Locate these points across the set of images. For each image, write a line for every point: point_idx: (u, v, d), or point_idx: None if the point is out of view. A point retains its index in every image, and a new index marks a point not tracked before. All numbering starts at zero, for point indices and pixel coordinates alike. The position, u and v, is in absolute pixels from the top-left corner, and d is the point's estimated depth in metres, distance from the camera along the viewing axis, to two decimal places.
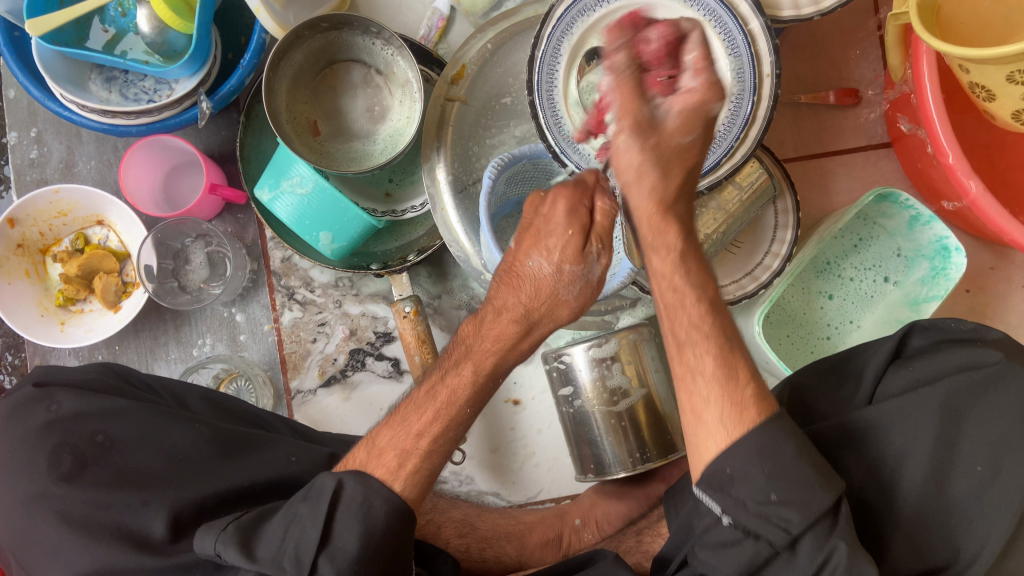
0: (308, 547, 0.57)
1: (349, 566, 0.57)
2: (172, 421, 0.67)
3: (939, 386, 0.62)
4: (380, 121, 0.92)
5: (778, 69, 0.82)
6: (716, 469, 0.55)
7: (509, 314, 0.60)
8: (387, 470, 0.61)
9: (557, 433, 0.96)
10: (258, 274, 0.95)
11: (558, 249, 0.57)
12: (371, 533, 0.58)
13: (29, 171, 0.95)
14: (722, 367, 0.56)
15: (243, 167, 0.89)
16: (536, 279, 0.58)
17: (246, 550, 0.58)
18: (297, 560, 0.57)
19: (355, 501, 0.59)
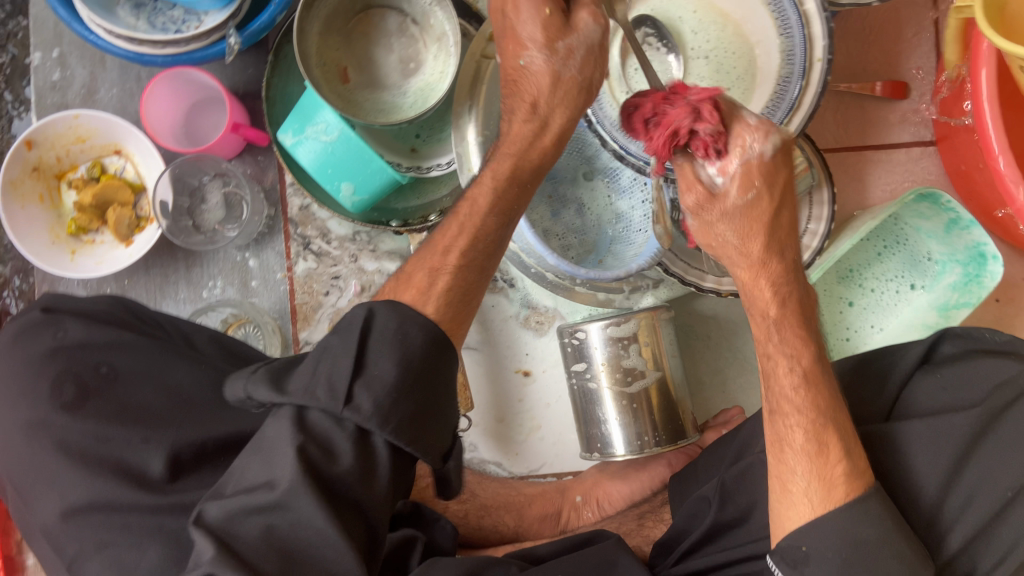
0: (343, 382, 0.54)
1: (386, 393, 0.54)
2: (178, 361, 0.67)
3: (973, 410, 0.60)
4: (412, 73, 0.89)
5: (830, 53, 0.77)
6: (795, 543, 0.58)
7: (521, 113, 0.66)
8: (419, 290, 0.63)
9: (565, 409, 0.95)
10: (275, 220, 0.93)
11: (538, 34, 0.62)
12: (408, 361, 0.55)
13: (49, 94, 0.92)
14: (813, 444, 0.60)
15: (268, 109, 0.87)
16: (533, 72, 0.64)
17: (276, 386, 0.55)
18: (332, 389, 0.54)
19: (389, 330, 0.56)
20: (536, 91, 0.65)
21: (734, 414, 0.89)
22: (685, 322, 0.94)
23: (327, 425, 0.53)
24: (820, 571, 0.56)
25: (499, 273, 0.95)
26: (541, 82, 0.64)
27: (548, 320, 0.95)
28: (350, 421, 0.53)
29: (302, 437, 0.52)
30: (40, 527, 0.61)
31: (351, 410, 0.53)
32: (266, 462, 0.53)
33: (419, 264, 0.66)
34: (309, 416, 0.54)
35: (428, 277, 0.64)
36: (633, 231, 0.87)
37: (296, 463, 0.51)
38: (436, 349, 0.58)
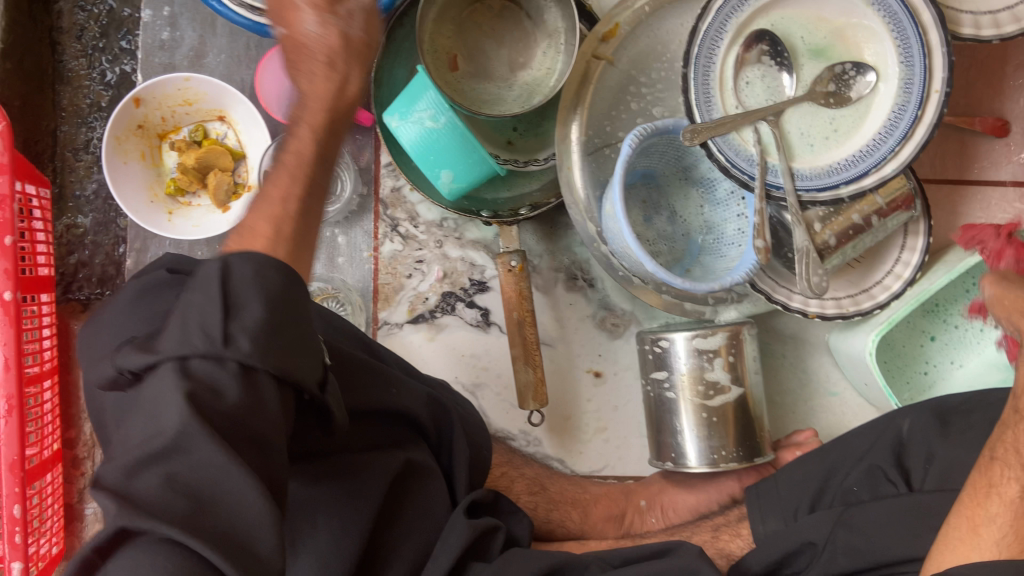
0: (216, 321, 0.44)
1: (258, 332, 0.45)
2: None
3: None
4: (520, 67, 0.89)
5: (948, 86, 0.77)
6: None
7: (321, 69, 0.58)
8: (265, 237, 0.51)
9: (633, 413, 0.95)
10: (366, 199, 0.94)
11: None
12: (274, 301, 0.46)
13: (158, 53, 0.93)
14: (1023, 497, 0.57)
15: (375, 90, 0.87)
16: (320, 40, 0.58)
17: (145, 348, 0.44)
18: (205, 334, 0.43)
19: (246, 280, 0.46)
20: (328, 51, 0.59)
21: (807, 436, 0.89)
22: (764, 339, 0.95)
23: (168, 371, 0.43)
24: None
25: (580, 272, 0.96)
26: (327, 42, 0.59)
27: (624, 324, 0.95)
28: (232, 359, 0.43)
29: (149, 388, 0.43)
30: None
31: (229, 350, 0.43)
32: (150, 418, 0.43)
33: (260, 212, 0.52)
34: (202, 366, 0.43)
35: (274, 224, 0.52)
36: (727, 245, 0.86)
37: (198, 410, 0.42)
38: (269, 276, 0.47)
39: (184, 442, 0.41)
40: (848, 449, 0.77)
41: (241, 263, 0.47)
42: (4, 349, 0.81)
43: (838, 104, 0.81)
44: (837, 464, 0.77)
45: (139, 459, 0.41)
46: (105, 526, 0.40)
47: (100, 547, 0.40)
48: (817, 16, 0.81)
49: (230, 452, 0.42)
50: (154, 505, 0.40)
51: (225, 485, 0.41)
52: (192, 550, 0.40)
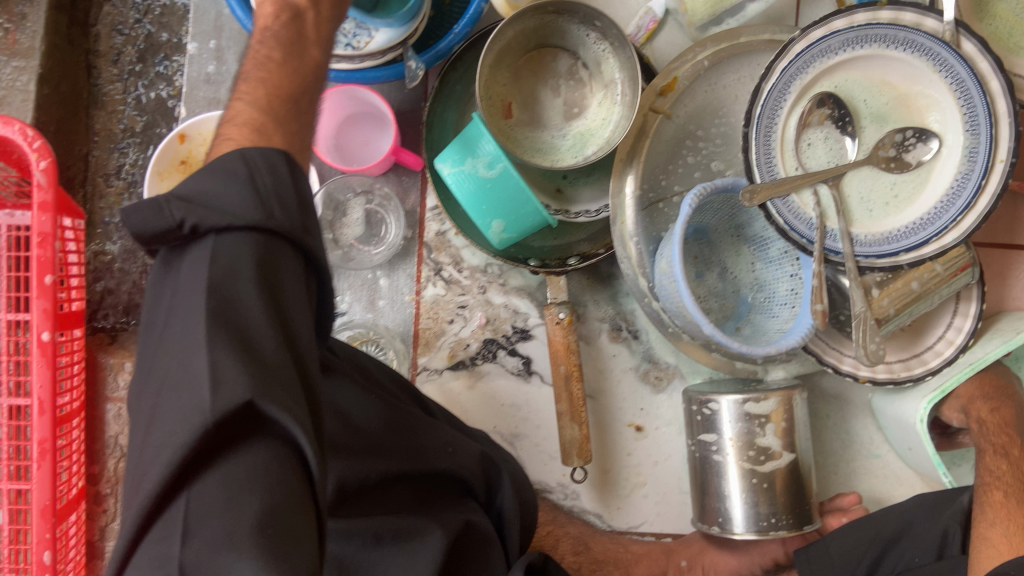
0: (292, 202, 0.44)
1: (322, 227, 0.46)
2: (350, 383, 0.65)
3: None
4: (574, 116, 0.88)
5: (1016, 156, 0.75)
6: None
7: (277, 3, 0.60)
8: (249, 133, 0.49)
9: (673, 469, 0.94)
10: (410, 242, 0.92)
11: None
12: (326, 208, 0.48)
13: (203, 87, 0.91)
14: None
15: (427, 134, 0.85)
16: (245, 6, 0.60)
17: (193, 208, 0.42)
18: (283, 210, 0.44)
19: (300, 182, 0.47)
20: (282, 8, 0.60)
21: (852, 501, 0.88)
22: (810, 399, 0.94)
23: (242, 242, 0.42)
24: None
25: (624, 323, 0.94)
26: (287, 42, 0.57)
27: (667, 378, 0.94)
28: (305, 248, 0.44)
29: (219, 270, 0.41)
30: None
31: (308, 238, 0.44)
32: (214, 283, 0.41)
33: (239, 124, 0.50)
34: (268, 238, 0.43)
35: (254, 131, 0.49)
36: (779, 304, 0.85)
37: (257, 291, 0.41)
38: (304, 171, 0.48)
39: (257, 328, 0.41)
40: (914, 517, 0.80)
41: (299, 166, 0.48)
42: (39, 391, 0.79)
43: (901, 169, 0.80)
44: (900, 530, 0.80)
45: (228, 338, 0.40)
46: (210, 408, 0.38)
47: (214, 423, 0.38)
48: (881, 80, 0.80)
49: (280, 319, 0.42)
50: (268, 382, 0.40)
51: (293, 366, 0.42)
52: (293, 438, 0.40)
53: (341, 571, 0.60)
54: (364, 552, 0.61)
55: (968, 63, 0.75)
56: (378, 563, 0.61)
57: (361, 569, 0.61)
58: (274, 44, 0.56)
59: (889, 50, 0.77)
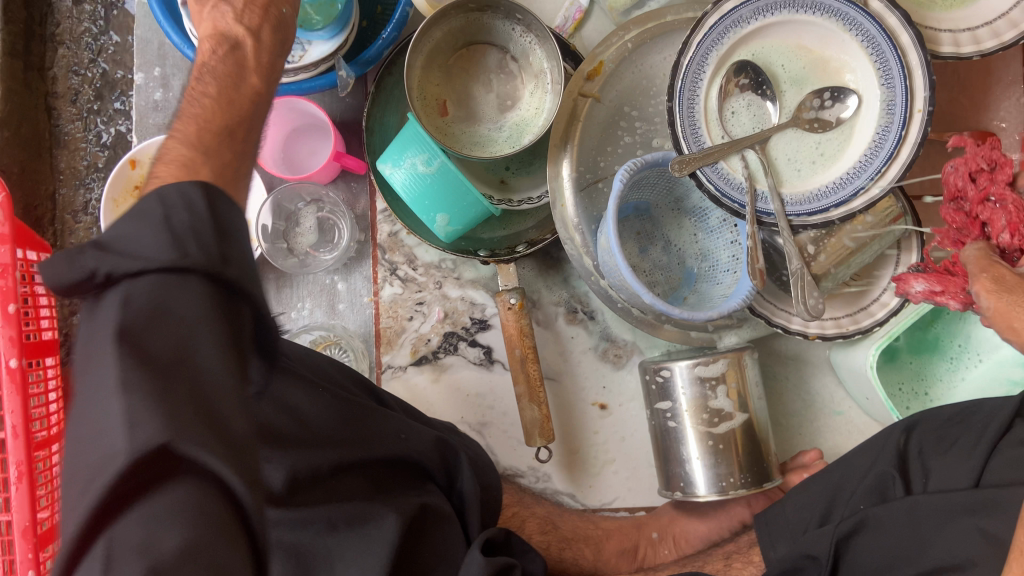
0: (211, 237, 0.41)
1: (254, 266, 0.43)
2: (301, 382, 0.66)
3: None
4: (508, 108, 0.91)
5: (931, 104, 0.77)
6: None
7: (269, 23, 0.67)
8: (187, 146, 0.51)
9: (640, 443, 0.96)
10: (364, 245, 0.95)
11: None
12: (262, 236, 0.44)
13: (152, 114, 0.95)
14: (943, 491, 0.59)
15: (367, 139, 0.88)
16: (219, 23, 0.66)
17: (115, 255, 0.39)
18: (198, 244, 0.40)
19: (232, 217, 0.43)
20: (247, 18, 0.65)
21: (813, 457, 0.89)
22: (766, 362, 0.96)
23: (157, 282, 0.39)
24: None
25: (579, 305, 0.96)
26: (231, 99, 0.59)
27: (626, 354, 0.96)
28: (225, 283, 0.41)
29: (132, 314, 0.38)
30: None
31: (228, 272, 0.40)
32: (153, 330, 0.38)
33: (171, 145, 0.51)
34: (183, 277, 0.39)
35: (190, 145, 0.51)
36: (722, 271, 0.87)
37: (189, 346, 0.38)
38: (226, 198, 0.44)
39: (192, 360, 0.39)
40: (853, 467, 0.73)
41: (224, 197, 0.44)
42: (11, 418, 0.81)
43: (824, 128, 0.83)
44: (841, 486, 0.73)
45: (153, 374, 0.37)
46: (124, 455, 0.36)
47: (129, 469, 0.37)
48: (796, 45, 0.83)
49: (231, 366, 0.40)
50: (186, 422, 0.37)
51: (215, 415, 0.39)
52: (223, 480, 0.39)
53: (298, 563, 0.61)
54: (322, 538, 0.62)
55: (876, 20, 0.77)
56: (333, 548, 0.62)
57: (318, 555, 0.61)
58: (213, 76, 0.59)
59: (801, 14, 0.79)
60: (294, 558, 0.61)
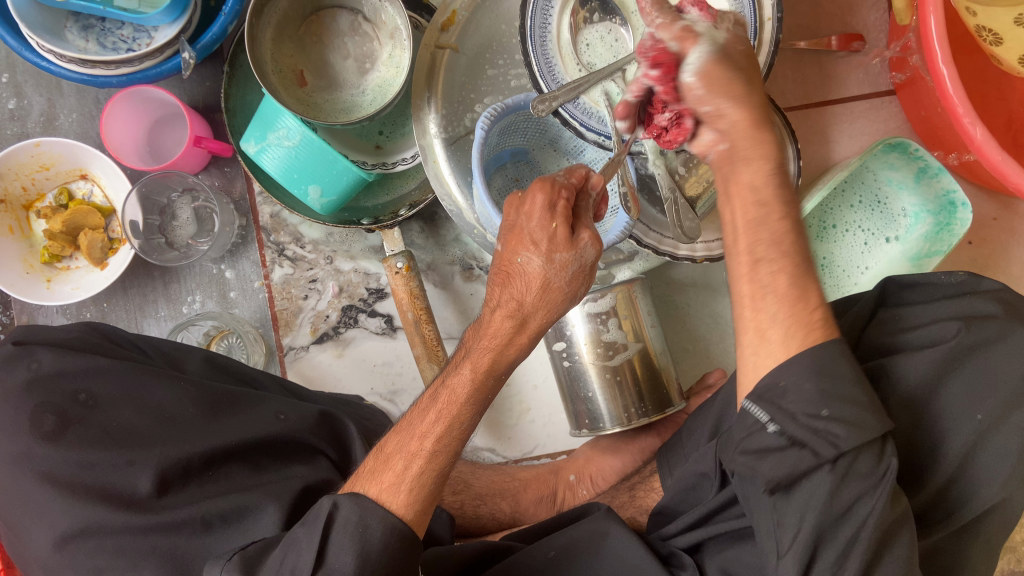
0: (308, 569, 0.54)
1: None
2: (154, 380, 0.68)
3: (964, 335, 0.60)
4: (368, 71, 0.89)
5: (779, 11, 0.77)
6: (771, 383, 0.52)
7: (505, 309, 0.59)
8: (394, 473, 0.59)
9: (552, 390, 0.95)
10: (247, 230, 0.94)
11: (544, 242, 0.56)
12: (368, 556, 0.55)
13: (9, 125, 0.92)
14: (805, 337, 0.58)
15: (228, 119, 0.86)
16: (526, 275, 0.57)
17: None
18: None
19: (349, 521, 0.55)
20: (524, 292, 0.58)
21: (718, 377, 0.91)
22: (665, 292, 0.95)
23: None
24: (798, 403, 0.51)
25: (474, 261, 0.95)
26: (532, 282, 0.57)
27: None
28: None
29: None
30: (36, 559, 0.62)
31: None
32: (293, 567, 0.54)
33: (398, 443, 0.61)
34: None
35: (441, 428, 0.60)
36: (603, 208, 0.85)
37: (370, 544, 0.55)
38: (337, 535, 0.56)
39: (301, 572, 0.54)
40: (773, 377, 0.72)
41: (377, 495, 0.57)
42: None
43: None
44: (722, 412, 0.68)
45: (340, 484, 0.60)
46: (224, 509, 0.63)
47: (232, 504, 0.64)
48: None
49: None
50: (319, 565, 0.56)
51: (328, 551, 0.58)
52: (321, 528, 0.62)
53: (174, 564, 0.60)
54: (197, 540, 0.62)
55: None
56: (212, 547, 0.62)
57: (197, 557, 0.61)
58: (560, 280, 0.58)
59: None
60: (170, 561, 0.60)
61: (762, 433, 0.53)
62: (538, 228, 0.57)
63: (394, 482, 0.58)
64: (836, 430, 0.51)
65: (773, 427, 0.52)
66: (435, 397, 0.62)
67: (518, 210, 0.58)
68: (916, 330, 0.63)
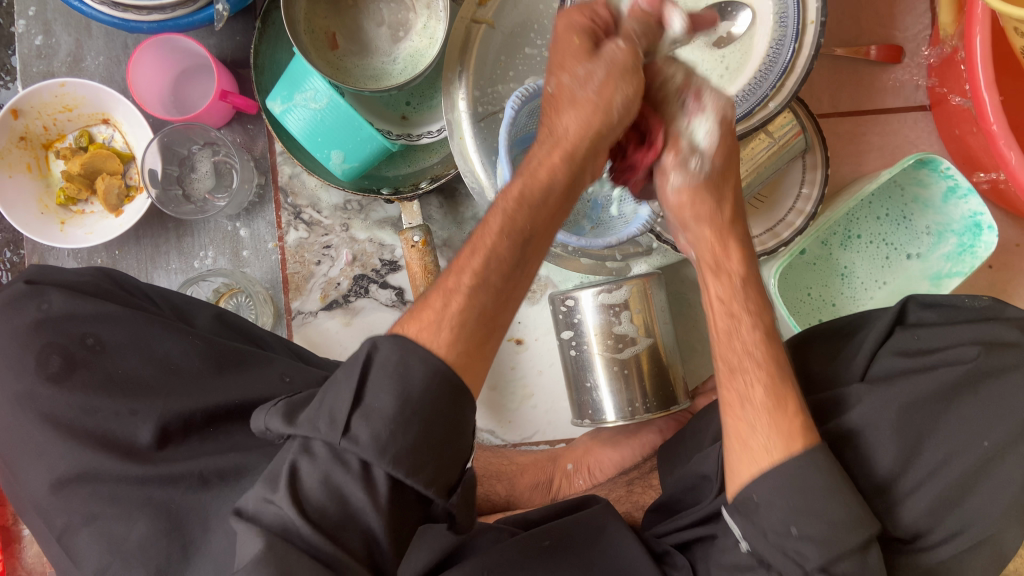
0: (344, 408, 0.49)
1: (384, 426, 0.47)
2: (164, 330, 0.68)
3: (985, 361, 0.59)
4: (401, 39, 0.88)
5: (823, 15, 0.75)
6: (744, 498, 0.58)
7: (555, 158, 0.58)
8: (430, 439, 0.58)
9: (557, 377, 0.95)
10: (265, 189, 0.93)
11: (592, 98, 0.58)
12: (408, 397, 0.48)
13: (35, 62, 0.91)
14: (771, 398, 0.59)
15: (256, 76, 0.85)
16: (567, 127, 0.58)
17: (288, 417, 0.52)
18: (331, 419, 0.48)
19: (389, 362, 0.49)
20: (574, 148, 0.58)
21: None
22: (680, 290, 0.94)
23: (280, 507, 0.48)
24: (768, 521, 0.56)
25: None
26: (575, 141, 0.58)
27: (540, 290, 0.95)
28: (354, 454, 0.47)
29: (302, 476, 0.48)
30: (30, 500, 0.62)
31: (348, 441, 0.47)
32: (328, 408, 0.49)
33: (436, 287, 0.54)
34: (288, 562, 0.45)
35: None
36: (628, 199, 0.86)
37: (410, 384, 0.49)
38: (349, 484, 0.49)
39: (335, 416, 0.49)
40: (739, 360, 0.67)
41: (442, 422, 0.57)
42: None
43: (720, 47, 0.81)
44: None
45: None
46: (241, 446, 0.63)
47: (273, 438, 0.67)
48: None
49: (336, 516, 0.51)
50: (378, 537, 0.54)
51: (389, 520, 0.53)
52: None
53: (171, 520, 0.59)
54: (195, 496, 0.60)
55: None
56: (207, 505, 0.59)
57: (191, 514, 0.59)
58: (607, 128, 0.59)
59: None
60: (165, 514, 0.59)
61: (738, 547, 0.59)
62: (580, 93, 0.58)
63: (435, 320, 0.52)
64: (803, 550, 0.55)
65: (745, 544, 0.59)
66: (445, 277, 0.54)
67: (577, 67, 0.58)
68: (934, 352, 0.62)
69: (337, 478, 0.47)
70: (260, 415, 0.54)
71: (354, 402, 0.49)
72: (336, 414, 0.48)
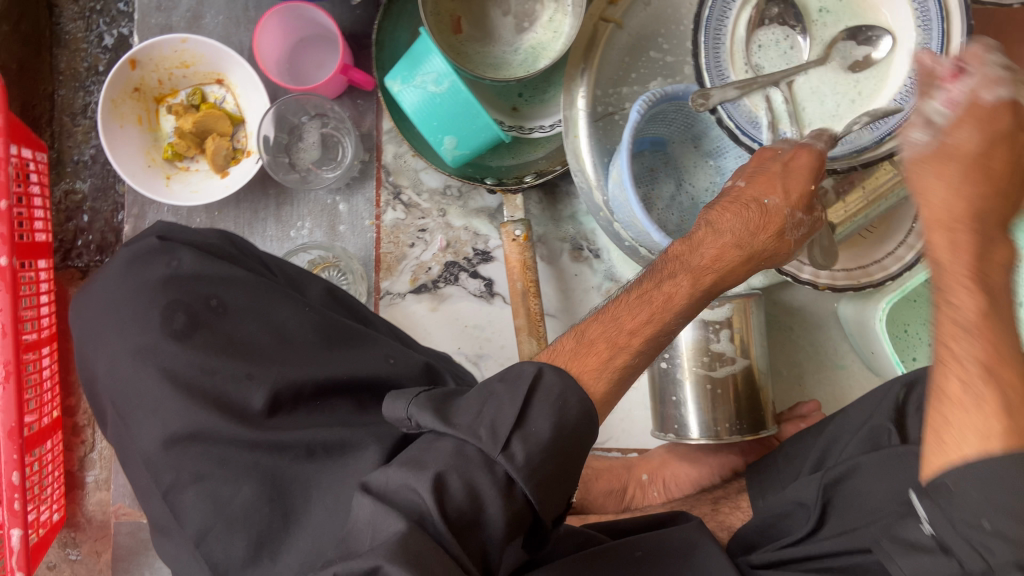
0: (506, 423, 0.48)
1: (540, 451, 0.48)
2: (281, 301, 0.68)
3: None
4: (524, 30, 0.87)
5: (971, 50, 0.68)
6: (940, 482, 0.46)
7: (730, 241, 0.60)
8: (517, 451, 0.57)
9: (638, 385, 0.94)
10: (368, 165, 0.93)
11: (795, 193, 0.59)
12: (565, 425, 0.49)
13: (155, 15, 0.91)
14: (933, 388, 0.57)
15: (376, 53, 0.84)
16: (765, 213, 0.59)
17: (440, 414, 0.50)
18: (494, 431, 0.48)
19: (552, 392, 0.50)
20: (754, 228, 0.59)
21: (812, 408, 0.88)
22: (772, 312, 0.94)
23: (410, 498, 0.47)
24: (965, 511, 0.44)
25: (585, 243, 0.94)
26: (763, 223, 0.59)
27: None
28: (503, 467, 0.47)
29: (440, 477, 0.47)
30: (140, 452, 0.62)
31: (505, 457, 0.47)
32: (488, 414, 0.49)
33: (602, 331, 0.56)
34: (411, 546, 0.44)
35: None
36: None
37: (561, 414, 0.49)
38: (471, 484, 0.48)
39: (496, 425, 0.48)
40: (848, 420, 0.69)
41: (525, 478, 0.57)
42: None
43: (855, 69, 0.73)
44: (838, 435, 0.70)
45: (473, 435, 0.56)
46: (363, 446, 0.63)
47: None
48: None
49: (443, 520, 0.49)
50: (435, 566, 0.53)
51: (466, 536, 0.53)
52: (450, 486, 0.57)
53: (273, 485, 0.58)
54: (298, 466, 0.59)
55: None
56: (312, 475, 0.59)
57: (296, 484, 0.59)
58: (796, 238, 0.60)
59: None
60: (270, 481, 0.59)
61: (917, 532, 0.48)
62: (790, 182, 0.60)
63: (599, 366, 0.54)
64: (994, 546, 0.43)
65: (927, 526, 0.47)
66: (656, 281, 0.60)
67: (780, 161, 0.61)
68: None
69: (479, 482, 0.46)
70: (402, 402, 0.53)
71: (518, 420, 0.48)
72: (500, 425, 0.48)
